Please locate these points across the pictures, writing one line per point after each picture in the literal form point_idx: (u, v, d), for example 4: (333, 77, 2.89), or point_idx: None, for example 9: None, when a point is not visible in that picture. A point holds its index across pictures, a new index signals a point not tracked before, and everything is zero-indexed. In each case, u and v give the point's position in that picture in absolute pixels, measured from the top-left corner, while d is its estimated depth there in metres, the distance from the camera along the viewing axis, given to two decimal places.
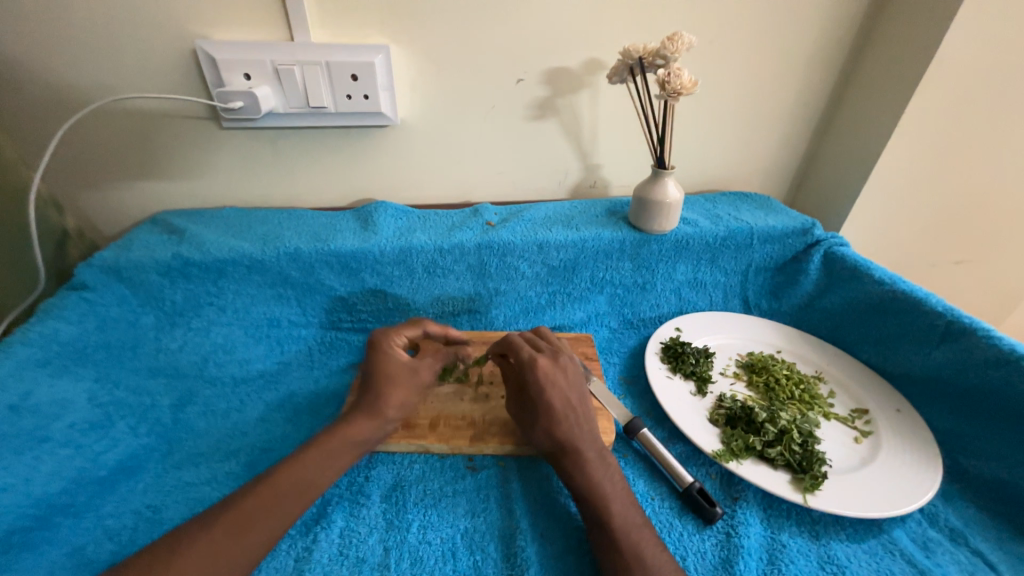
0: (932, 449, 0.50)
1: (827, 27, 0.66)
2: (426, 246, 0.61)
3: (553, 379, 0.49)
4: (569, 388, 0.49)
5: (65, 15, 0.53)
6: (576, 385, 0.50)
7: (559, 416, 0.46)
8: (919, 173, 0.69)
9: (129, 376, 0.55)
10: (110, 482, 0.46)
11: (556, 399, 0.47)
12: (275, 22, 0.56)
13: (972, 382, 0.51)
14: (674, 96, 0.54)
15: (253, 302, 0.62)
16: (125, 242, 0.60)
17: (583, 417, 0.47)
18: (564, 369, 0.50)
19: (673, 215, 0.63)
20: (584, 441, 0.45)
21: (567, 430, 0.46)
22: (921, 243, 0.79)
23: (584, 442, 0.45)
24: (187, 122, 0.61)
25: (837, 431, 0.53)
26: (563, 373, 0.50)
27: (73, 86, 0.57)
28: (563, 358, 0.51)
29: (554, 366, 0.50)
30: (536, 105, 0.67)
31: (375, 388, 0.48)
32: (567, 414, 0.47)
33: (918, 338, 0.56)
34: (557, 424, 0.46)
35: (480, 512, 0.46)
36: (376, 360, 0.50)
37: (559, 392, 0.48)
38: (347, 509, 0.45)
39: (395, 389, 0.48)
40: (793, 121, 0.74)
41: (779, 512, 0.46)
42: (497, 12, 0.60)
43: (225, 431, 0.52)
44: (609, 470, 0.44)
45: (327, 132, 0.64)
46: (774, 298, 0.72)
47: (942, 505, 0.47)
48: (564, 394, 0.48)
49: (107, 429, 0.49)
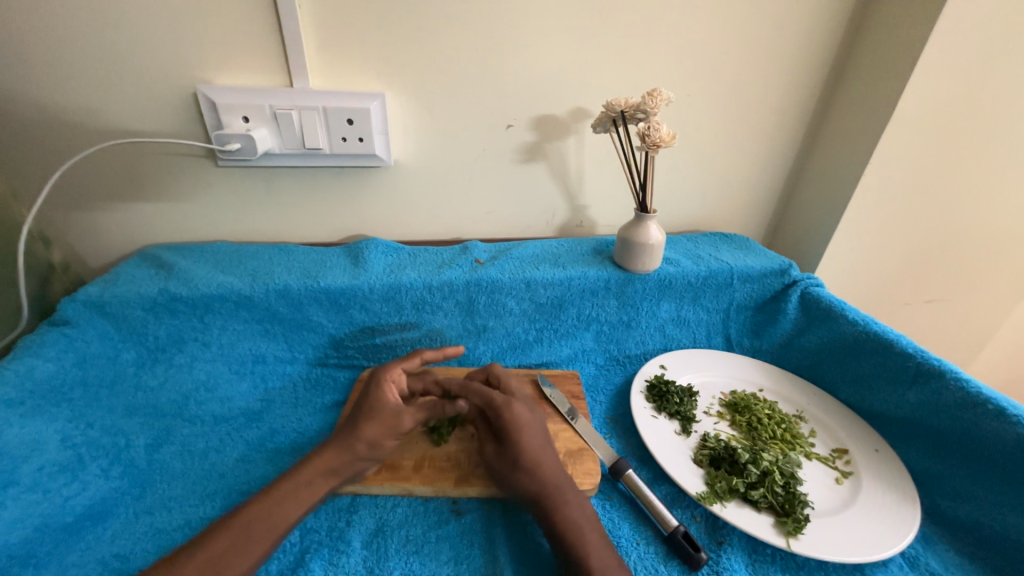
0: (910, 490, 0.50)
1: (794, 85, 0.72)
2: (416, 283, 0.62)
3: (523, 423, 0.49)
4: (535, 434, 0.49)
5: (72, 60, 0.55)
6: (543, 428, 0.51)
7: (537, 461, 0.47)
8: (885, 219, 0.74)
9: (104, 415, 0.53)
10: (76, 529, 0.44)
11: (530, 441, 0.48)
12: (276, 68, 0.59)
13: (944, 423, 0.52)
14: (654, 148, 0.57)
15: (238, 338, 0.61)
16: (111, 276, 0.59)
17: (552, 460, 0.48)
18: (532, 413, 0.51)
19: (656, 256, 0.65)
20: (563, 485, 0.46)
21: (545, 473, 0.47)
22: (892, 283, 0.82)
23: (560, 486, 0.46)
24: (183, 159, 0.63)
25: (819, 472, 0.54)
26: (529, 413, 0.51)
27: (74, 124, 0.58)
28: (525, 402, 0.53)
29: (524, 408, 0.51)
30: (525, 149, 0.70)
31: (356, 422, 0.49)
32: (541, 463, 0.47)
33: (893, 378, 0.58)
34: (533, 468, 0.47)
35: (463, 558, 0.45)
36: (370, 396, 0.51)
37: (531, 436, 0.49)
38: (326, 557, 0.44)
39: (369, 420, 0.49)
40: (767, 168, 0.79)
41: (764, 557, 0.46)
42: (489, 64, 0.64)
43: (202, 473, 0.51)
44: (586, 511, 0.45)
45: (322, 171, 0.66)
46: (755, 336, 0.74)
47: (923, 548, 0.48)
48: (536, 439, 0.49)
49: (78, 472, 0.48)
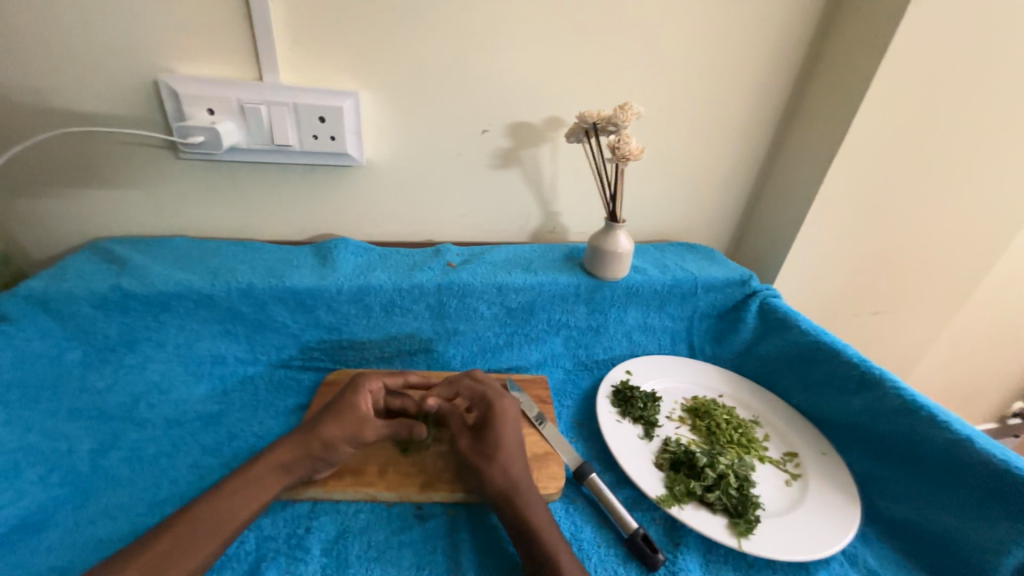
0: (852, 492, 0.54)
1: (757, 105, 0.75)
2: (386, 285, 0.61)
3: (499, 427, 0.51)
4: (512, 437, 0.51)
5: (20, 39, 0.52)
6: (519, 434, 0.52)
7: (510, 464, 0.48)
8: (836, 236, 0.78)
9: (45, 418, 0.50)
10: (9, 540, 0.41)
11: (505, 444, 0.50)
12: (245, 61, 0.57)
13: (883, 428, 0.56)
14: (624, 160, 0.59)
15: (196, 338, 0.59)
16: (58, 270, 0.56)
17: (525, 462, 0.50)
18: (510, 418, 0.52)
19: (624, 265, 0.67)
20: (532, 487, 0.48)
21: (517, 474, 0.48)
22: (843, 295, 0.88)
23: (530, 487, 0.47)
24: (141, 150, 0.60)
25: (770, 474, 0.56)
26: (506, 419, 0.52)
27: (20, 107, 0.55)
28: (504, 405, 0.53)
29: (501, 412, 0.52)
30: (500, 155, 0.71)
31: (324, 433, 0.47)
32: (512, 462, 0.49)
33: (840, 386, 0.61)
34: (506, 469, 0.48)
35: (425, 564, 0.44)
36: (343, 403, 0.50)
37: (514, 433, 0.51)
38: (283, 566, 0.43)
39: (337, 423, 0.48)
40: (731, 183, 0.83)
41: (717, 557, 0.48)
42: (466, 69, 0.64)
43: (152, 479, 0.49)
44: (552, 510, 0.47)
45: (291, 168, 0.65)
46: (717, 343, 0.76)
47: (861, 546, 0.51)
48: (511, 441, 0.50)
49: (13, 480, 0.45)
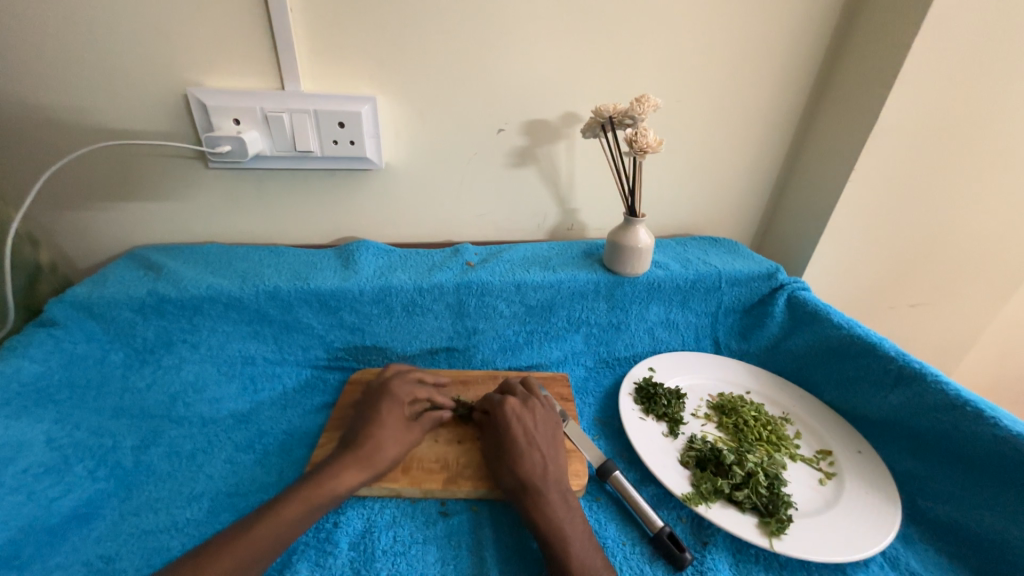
0: (892, 491, 0.51)
1: (780, 92, 0.73)
2: (406, 285, 0.62)
3: (520, 417, 0.52)
4: (534, 427, 0.52)
5: (60, 58, 0.55)
6: (548, 430, 0.53)
7: (527, 457, 0.49)
8: (869, 225, 0.75)
9: (91, 417, 0.53)
10: (60, 531, 0.44)
11: (522, 432, 0.51)
12: (268, 71, 0.59)
13: (924, 425, 0.53)
14: (641, 153, 0.58)
15: (227, 339, 0.61)
16: (99, 277, 0.59)
17: (547, 456, 0.49)
18: (532, 410, 0.54)
19: (645, 260, 0.66)
20: (548, 482, 0.47)
21: (530, 467, 0.48)
22: (877, 287, 0.84)
23: (546, 481, 0.47)
24: (173, 161, 0.63)
25: (803, 473, 0.54)
26: (533, 414, 0.53)
27: (64, 125, 0.58)
28: (534, 401, 0.55)
29: (525, 407, 0.54)
30: (516, 153, 0.71)
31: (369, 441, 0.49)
32: (529, 449, 0.49)
33: (876, 381, 0.59)
34: (519, 462, 0.48)
35: (450, 559, 0.45)
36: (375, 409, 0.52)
37: (522, 427, 0.51)
38: (313, 558, 0.44)
39: (381, 430, 0.50)
40: (755, 173, 0.80)
41: (748, 557, 0.47)
42: (481, 70, 0.64)
43: (190, 474, 0.51)
44: (572, 512, 0.45)
45: (314, 174, 0.66)
46: (743, 339, 0.74)
47: (903, 549, 0.49)
48: (528, 431, 0.51)
49: (63, 473, 0.48)
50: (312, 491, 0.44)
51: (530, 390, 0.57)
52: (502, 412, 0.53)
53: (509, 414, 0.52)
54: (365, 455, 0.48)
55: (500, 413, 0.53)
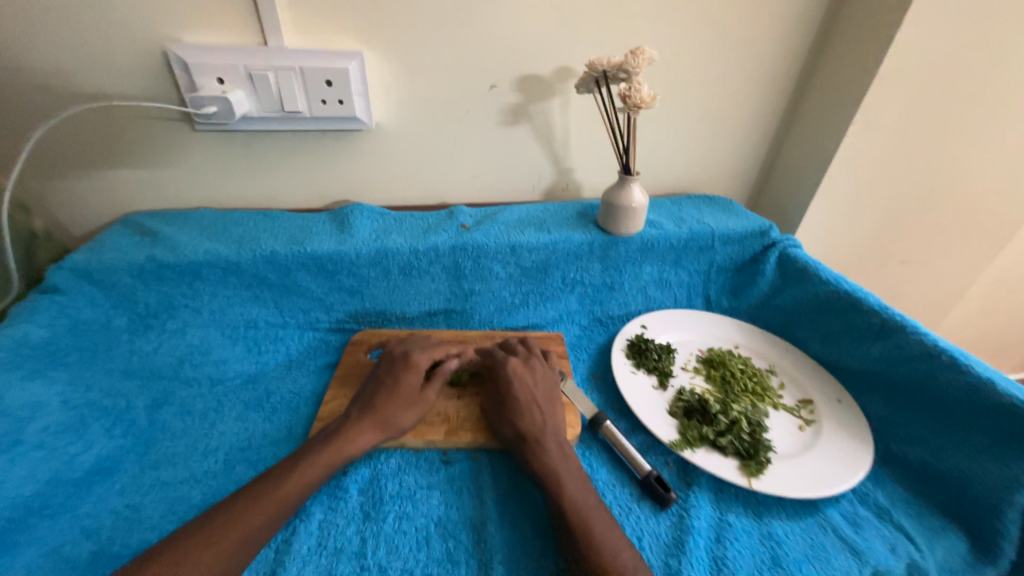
0: (867, 435, 0.55)
1: (782, 42, 0.71)
2: (402, 248, 0.63)
3: (522, 376, 0.55)
4: (535, 385, 0.54)
5: (26, 14, 0.52)
6: (548, 388, 0.55)
7: (529, 412, 0.52)
8: (864, 181, 0.75)
9: (102, 378, 0.55)
10: (86, 483, 0.47)
11: (525, 390, 0.54)
12: (248, 26, 0.57)
13: (901, 375, 0.56)
14: (635, 110, 0.57)
15: (229, 303, 0.62)
16: (96, 244, 0.59)
17: (547, 413, 0.52)
18: (533, 370, 0.56)
19: (639, 219, 0.66)
20: (547, 435, 0.50)
21: (531, 422, 0.51)
22: (869, 243, 0.85)
23: (545, 433, 0.50)
24: (158, 124, 0.61)
25: (784, 420, 0.57)
26: (532, 373, 0.56)
27: (42, 88, 0.57)
28: (534, 361, 0.58)
29: (526, 367, 0.56)
30: (509, 111, 0.70)
31: (381, 406, 0.51)
32: (530, 405, 0.52)
33: (859, 335, 0.61)
34: (521, 416, 0.51)
35: (453, 502, 0.48)
36: (388, 376, 0.54)
37: (524, 386, 0.54)
38: (326, 503, 0.47)
39: (395, 399, 0.52)
40: (753, 129, 0.79)
41: (728, 496, 0.50)
42: (470, 21, 0.62)
43: (202, 432, 0.53)
44: (567, 460, 0.48)
45: (303, 135, 0.65)
46: (734, 297, 0.76)
47: (873, 486, 0.52)
48: (530, 390, 0.54)
49: (82, 432, 0.50)
50: (330, 453, 0.46)
51: (531, 351, 0.59)
52: (505, 372, 0.55)
53: (512, 373, 0.55)
54: (378, 417, 0.50)
55: (502, 373, 0.55)
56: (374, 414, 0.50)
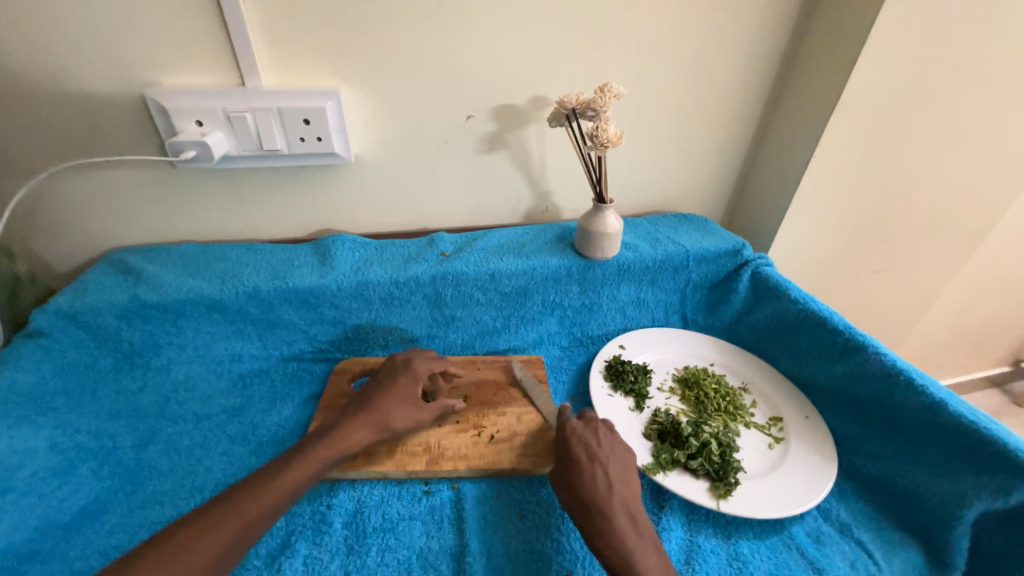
0: (831, 453, 0.57)
1: (749, 68, 0.73)
2: (383, 279, 0.64)
3: (583, 436, 0.51)
4: (598, 445, 0.50)
5: (5, 62, 0.53)
6: (617, 451, 0.50)
7: (591, 477, 0.47)
8: (831, 198, 0.78)
9: (89, 420, 0.56)
10: (75, 526, 0.48)
11: (584, 450, 0.50)
12: (227, 69, 0.58)
13: (863, 393, 0.58)
14: (601, 148, 0.59)
15: (213, 339, 0.64)
16: (79, 284, 0.60)
17: (614, 478, 0.47)
18: (596, 429, 0.52)
19: (614, 244, 0.68)
20: (615, 508, 0.45)
21: (592, 489, 0.46)
22: (840, 256, 0.88)
23: (611, 505, 0.45)
24: (139, 164, 0.62)
25: (754, 438, 0.60)
26: (597, 433, 0.51)
27: (24, 132, 0.57)
28: (598, 420, 0.53)
29: (588, 426, 0.52)
30: (487, 139, 0.71)
31: (382, 406, 0.53)
32: (593, 469, 0.48)
33: (824, 353, 0.63)
34: (581, 483, 0.47)
35: (434, 532, 0.50)
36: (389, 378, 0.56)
37: (584, 447, 0.50)
38: (310, 538, 0.49)
39: (395, 401, 0.54)
40: (725, 150, 0.81)
41: (699, 517, 0.53)
42: (446, 56, 0.63)
43: (189, 469, 0.54)
44: (642, 540, 0.44)
45: (284, 170, 0.67)
46: (709, 313, 0.79)
47: (836, 502, 0.55)
48: (591, 449, 0.50)
49: (70, 475, 0.51)
50: (326, 451, 0.48)
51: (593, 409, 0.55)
52: (563, 433, 0.52)
53: (571, 433, 0.51)
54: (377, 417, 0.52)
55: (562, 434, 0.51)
56: (374, 415, 0.52)
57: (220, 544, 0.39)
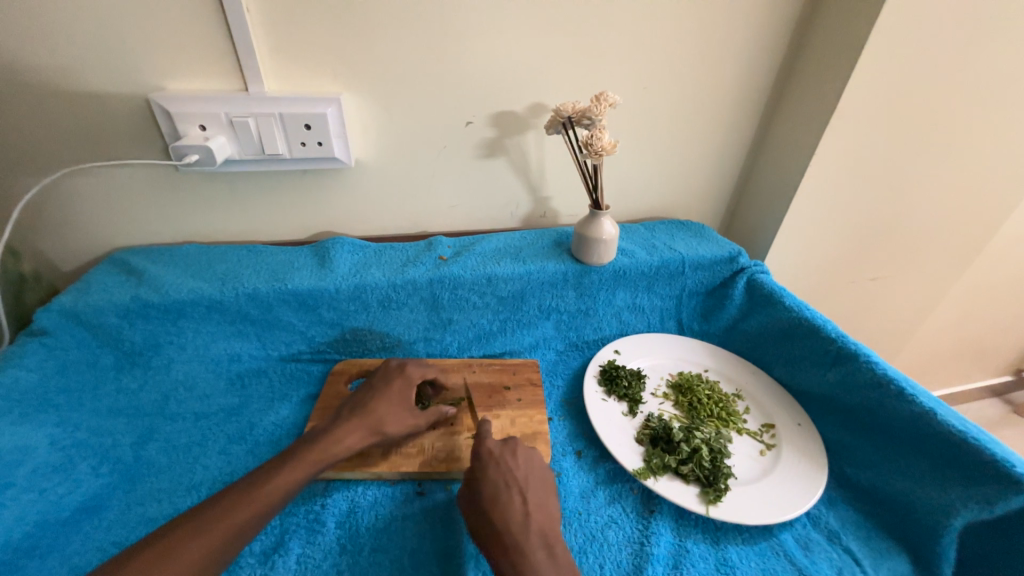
0: (823, 461, 0.57)
1: (746, 77, 0.74)
2: (381, 282, 0.65)
3: (501, 462, 0.50)
4: (516, 472, 0.49)
5: (17, 67, 0.54)
6: (531, 476, 0.50)
7: (506, 505, 0.46)
8: (827, 207, 0.78)
9: (89, 418, 0.57)
10: (74, 522, 0.49)
11: (499, 475, 0.49)
12: (232, 75, 0.59)
13: (855, 401, 0.59)
14: (596, 156, 0.60)
15: (213, 339, 0.65)
16: (83, 284, 0.61)
17: (529, 505, 0.47)
18: (515, 455, 0.51)
19: (610, 250, 0.69)
20: (528, 537, 0.44)
21: (505, 517, 0.45)
22: (837, 263, 0.88)
23: (525, 532, 0.44)
24: (145, 168, 0.64)
25: (746, 445, 0.60)
26: (514, 459, 0.51)
27: (33, 134, 0.59)
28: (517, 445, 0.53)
29: (506, 451, 0.51)
30: (486, 145, 0.72)
31: (374, 411, 0.54)
32: (508, 496, 0.47)
33: (817, 360, 0.64)
34: (495, 510, 0.46)
35: (426, 533, 0.51)
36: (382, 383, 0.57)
37: (498, 471, 0.49)
38: (304, 537, 0.49)
39: (387, 406, 0.55)
40: (723, 157, 0.82)
41: (689, 522, 0.53)
42: (447, 63, 0.65)
43: (186, 467, 0.55)
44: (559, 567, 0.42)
45: (286, 173, 0.68)
46: (704, 320, 0.79)
47: (826, 509, 0.55)
48: (507, 475, 0.49)
49: (69, 472, 0.52)
50: (319, 451, 0.49)
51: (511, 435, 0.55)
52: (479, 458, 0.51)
53: (489, 457, 0.50)
54: (371, 421, 0.53)
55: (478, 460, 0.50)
56: (366, 419, 0.53)
57: (215, 543, 0.40)
